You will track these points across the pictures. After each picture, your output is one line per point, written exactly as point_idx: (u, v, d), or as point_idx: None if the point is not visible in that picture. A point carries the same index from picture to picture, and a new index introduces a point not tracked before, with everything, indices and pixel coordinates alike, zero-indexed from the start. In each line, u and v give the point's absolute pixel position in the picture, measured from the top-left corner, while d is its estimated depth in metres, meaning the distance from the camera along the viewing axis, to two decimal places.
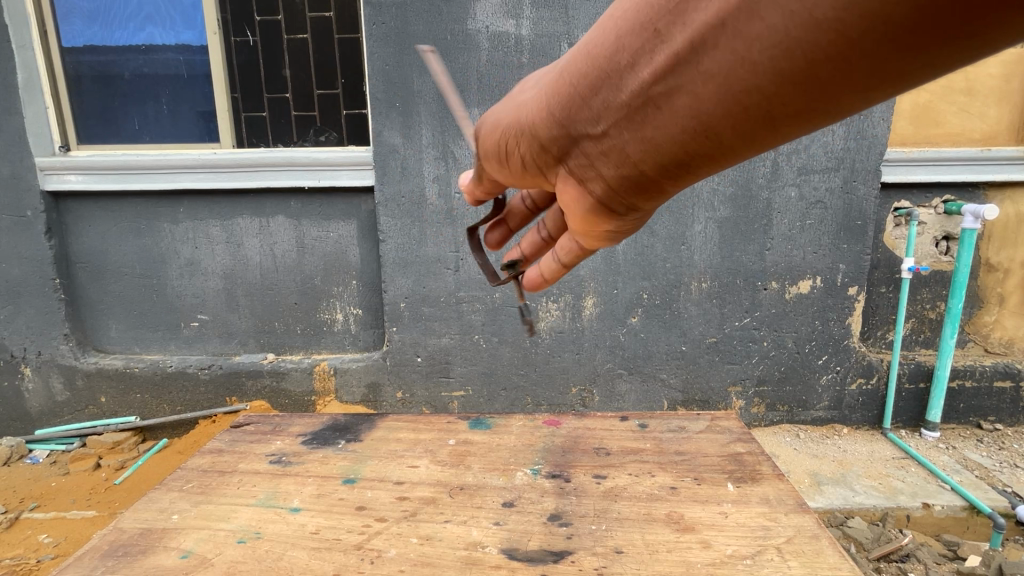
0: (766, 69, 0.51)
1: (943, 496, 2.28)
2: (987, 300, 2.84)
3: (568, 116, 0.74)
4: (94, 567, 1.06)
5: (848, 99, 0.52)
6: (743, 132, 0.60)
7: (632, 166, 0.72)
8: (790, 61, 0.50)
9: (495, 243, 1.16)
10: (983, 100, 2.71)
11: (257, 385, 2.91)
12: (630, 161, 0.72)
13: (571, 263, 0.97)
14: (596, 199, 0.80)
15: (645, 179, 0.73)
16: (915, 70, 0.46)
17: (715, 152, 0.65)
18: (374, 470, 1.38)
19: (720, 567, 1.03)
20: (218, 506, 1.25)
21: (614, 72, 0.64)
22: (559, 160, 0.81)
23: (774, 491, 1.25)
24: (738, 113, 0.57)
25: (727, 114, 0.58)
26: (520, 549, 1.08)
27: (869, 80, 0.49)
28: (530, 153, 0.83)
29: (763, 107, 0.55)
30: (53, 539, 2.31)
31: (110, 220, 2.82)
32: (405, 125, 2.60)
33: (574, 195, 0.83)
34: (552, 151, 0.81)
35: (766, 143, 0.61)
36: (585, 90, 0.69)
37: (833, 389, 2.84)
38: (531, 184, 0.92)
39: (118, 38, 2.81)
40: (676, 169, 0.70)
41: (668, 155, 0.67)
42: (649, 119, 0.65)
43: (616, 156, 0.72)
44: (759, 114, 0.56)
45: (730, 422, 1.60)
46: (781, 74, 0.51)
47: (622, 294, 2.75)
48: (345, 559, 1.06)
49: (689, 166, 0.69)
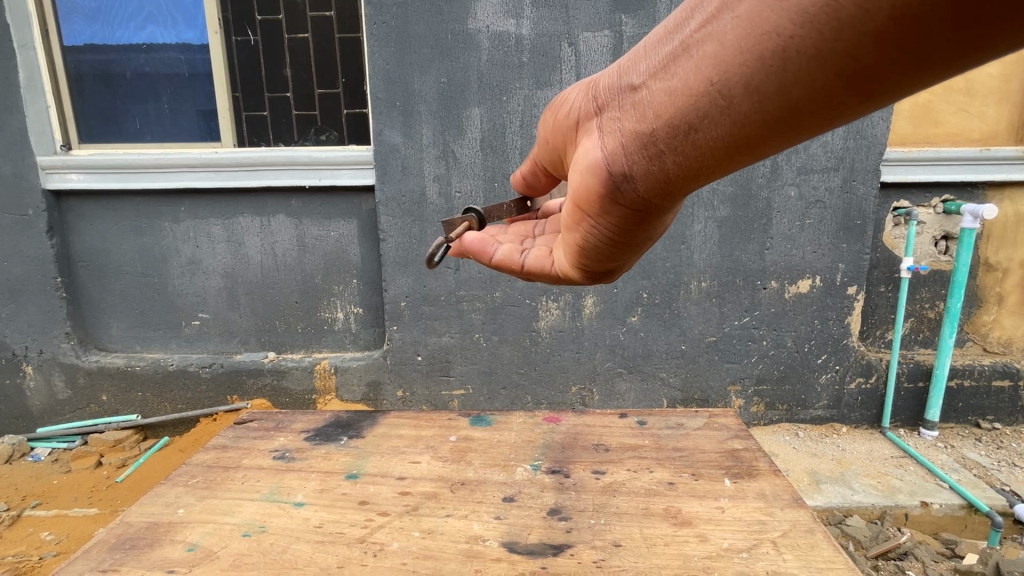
0: (791, 9, 0.58)
1: (941, 495, 2.30)
2: (986, 300, 2.86)
3: (624, 70, 0.83)
4: (103, 559, 1.08)
5: (858, 59, 0.56)
6: (753, 87, 0.64)
7: (646, 122, 0.77)
8: (813, 2, 0.56)
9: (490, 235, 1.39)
10: (982, 101, 2.72)
11: (258, 383, 2.93)
12: (648, 116, 0.77)
13: (528, 270, 1.17)
14: (605, 155, 0.85)
15: (652, 142, 0.78)
16: (923, 17, 0.49)
17: (723, 114, 0.69)
18: (377, 466, 1.40)
19: (717, 560, 1.05)
20: (222, 501, 1.26)
21: (674, 27, 0.74)
22: (595, 116, 0.89)
23: (771, 487, 1.27)
24: (753, 61, 0.63)
25: (745, 59, 0.63)
26: (521, 542, 1.10)
27: (878, 31, 0.53)
28: (579, 103, 0.93)
29: (778, 56, 0.61)
30: (54, 537, 2.32)
31: (112, 218, 2.84)
32: (406, 125, 2.62)
33: (589, 149, 0.88)
34: (595, 105, 0.89)
35: (775, 109, 0.65)
36: (650, 44, 0.80)
37: (832, 388, 2.85)
38: (564, 142, 1.00)
39: (119, 37, 2.82)
40: (683, 135, 0.74)
41: (682, 108, 0.72)
42: (679, 68, 0.72)
43: (639, 108, 0.79)
44: (774, 64, 0.61)
45: (728, 419, 1.61)
46: (802, 14, 0.57)
47: (622, 293, 2.77)
48: (348, 552, 1.08)
49: (697, 131, 0.73)
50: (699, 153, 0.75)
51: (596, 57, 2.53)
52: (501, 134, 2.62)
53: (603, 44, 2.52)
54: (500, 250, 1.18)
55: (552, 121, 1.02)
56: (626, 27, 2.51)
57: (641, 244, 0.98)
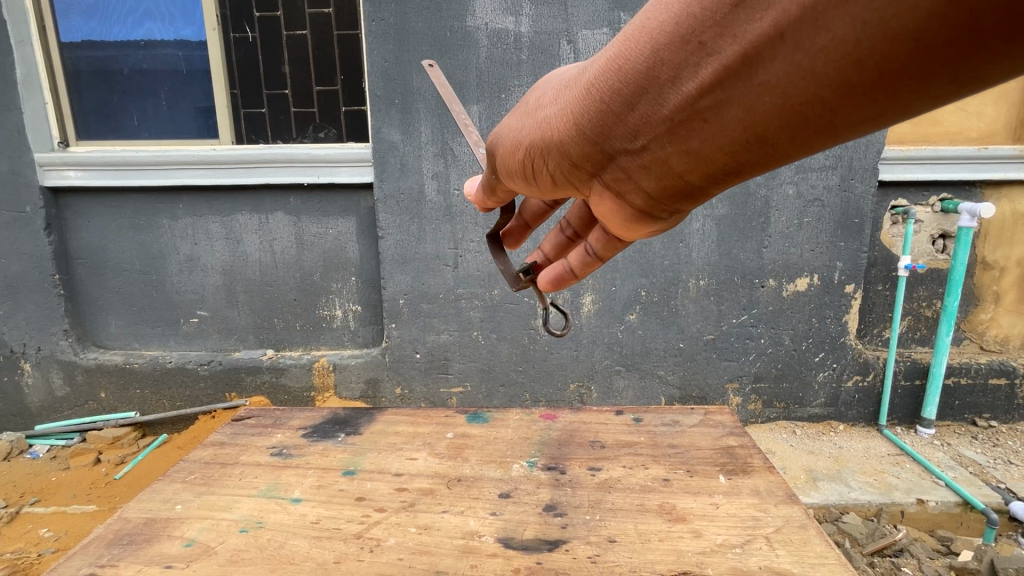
0: (833, 82, 0.51)
1: (937, 492, 2.32)
2: (983, 299, 2.87)
3: (603, 130, 0.74)
4: (101, 555, 1.08)
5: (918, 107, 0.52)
6: (799, 141, 0.59)
7: (675, 178, 0.72)
8: (859, 75, 0.49)
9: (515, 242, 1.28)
10: (981, 100, 2.78)
11: (257, 381, 2.93)
12: (673, 173, 0.71)
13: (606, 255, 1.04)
14: (637, 209, 0.80)
15: (689, 188, 0.73)
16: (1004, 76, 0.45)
17: (766, 160, 0.64)
18: (374, 463, 1.40)
19: (710, 556, 1.05)
20: (220, 497, 1.27)
21: (654, 85, 0.65)
22: (592, 174, 0.81)
23: (765, 483, 1.28)
24: (796, 123, 0.57)
25: (784, 123, 0.58)
26: (517, 538, 1.11)
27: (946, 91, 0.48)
28: (560, 167, 0.84)
29: (826, 117, 0.55)
30: (53, 534, 2.33)
31: (110, 216, 2.84)
32: (404, 122, 2.61)
33: (612, 208, 0.83)
34: (585, 166, 0.80)
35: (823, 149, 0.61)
36: (623, 104, 0.69)
37: (830, 386, 2.87)
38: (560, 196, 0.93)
39: (117, 33, 2.81)
40: (725, 179, 0.70)
41: (715, 166, 0.67)
42: (695, 131, 0.65)
43: (658, 167, 0.72)
44: (822, 123, 0.56)
45: (724, 416, 1.62)
46: (847, 85, 0.51)
47: (621, 291, 2.77)
48: (345, 547, 1.08)
49: (739, 176, 0.68)
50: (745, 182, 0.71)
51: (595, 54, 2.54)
52: None
53: (602, 42, 2.52)
54: (573, 263, 1.08)
55: (532, 182, 0.93)
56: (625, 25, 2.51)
57: None
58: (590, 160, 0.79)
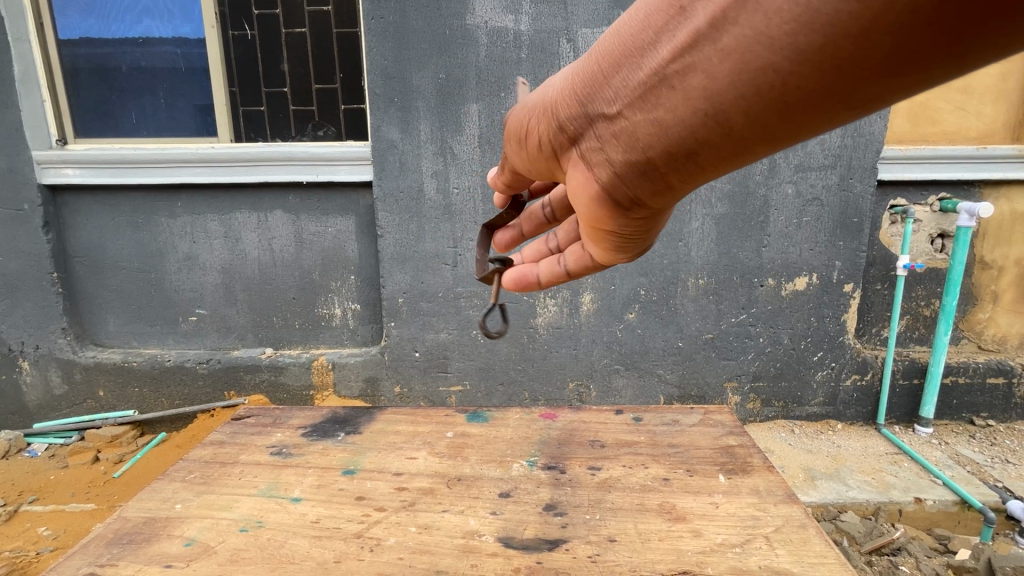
0: (785, 46, 0.54)
1: (935, 491, 2.33)
2: (981, 298, 2.87)
3: (590, 96, 0.77)
4: (101, 554, 1.08)
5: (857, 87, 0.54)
6: (752, 116, 0.61)
7: (640, 151, 0.74)
8: (807, 41, 0.52)
9: (504, 243, 1.32)
10: (980, 99, 2.75)
11: (255, 379, 2.93)
12: (638, 145, 0.73)
13: (574, 273, 1.10)
14: (602, 185, 0.82)
15: (652, 166, 0.75)
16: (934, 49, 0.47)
17: (723, 140, 0.66)
18: (374, 462, 1.40)
19: (710, 555, 1.05)
20: (220, 496, 1.27)
21: (636, 51, 0.68)
22: (571, 145, 0.84)
23: (765, 482, 1.28)
24: (750, 95, 0.59)
25: (740, 93, 0.60)
26: (517, 538, 1.11)
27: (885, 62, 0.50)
28: (545, 133, 0.86)
29: (777, 90, 0.57)
30: (52, 532, 2.33)
31: (108, 214, 2.83)
32: (403, 121, 2.61)
33: (582, 180, 0.84)
34: (565, 135, 0.83)
35: (775, 131, 0.63)
36: (607, 68, 0.73)
37: (828, 385, 2.87)
38: (544, 168, 0.95)
39: (115, 30, 2.80)
40: (684, 157, 0.71)
41: (676, 137, 0.69)
42: (662, 99, 0.67)
43: (626, 138, 0.74)
44: (771, 97, 0.58)
45: (723, 415, 1.62)
46: (797, 53, 0.53)
47: (620, 290, 2.78)
48: (345, 547, 1.08)
49: (697, 154, 0.70)
50: (701, 169, 0.72)
51: None
52: (499, 130, 2.61)
53: None
54: (542, 271, 1.13)
55: (524, 149, 0.96)
56: None
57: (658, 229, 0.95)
58: (570, 127, 0.82)
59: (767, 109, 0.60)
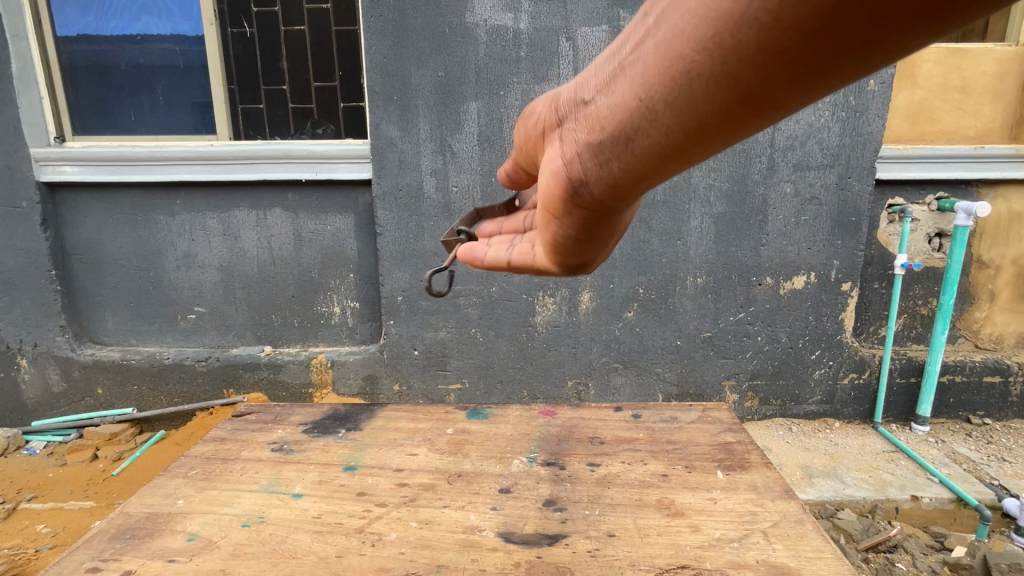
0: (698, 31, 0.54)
1: (932, 489, 2.35)
2: (978, 297, 2.89)
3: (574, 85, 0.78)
4: (103, 549, 1.09)
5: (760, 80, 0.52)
6: (672, 105, 0.59)
7: (586, 136, 0.72)
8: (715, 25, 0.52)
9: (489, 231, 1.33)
10: (977, 99, 2.78)
11: (254, 377, 2.94)
12: (590, 130, 0.72)
13: (519, 266, 1.10)
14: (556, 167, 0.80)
15: (592, 154, 0.73)
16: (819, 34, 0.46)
17: (649, 130, 0.64)
18: (375, 458, 1.41)
19: (708, 550, 1.06)
20: (222, 492, 1.27)
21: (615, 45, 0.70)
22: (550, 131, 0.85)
23: (762, 478, 1.29)
24: (669, 81, 0.58)
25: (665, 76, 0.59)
26: (517, 533, 1.12)
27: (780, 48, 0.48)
28: (538, 116, 0.87)
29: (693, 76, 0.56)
30: (50, 529, 2.34)
31: (106, 211, 2.83)
32: (403, 119, 2.61)
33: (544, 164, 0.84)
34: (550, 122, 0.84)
35: (696, 125, 0.60)
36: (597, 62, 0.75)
37: (826, 384, 2.88)
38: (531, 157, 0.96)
39: (113, 27, 2.80)
40: (618, 147, 0.68)
41: (615, 120, 0.67)
42: (615, 85, 0.67)
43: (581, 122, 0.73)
44: (684, 85, 0.57)
45: (721, 413, 1.63)
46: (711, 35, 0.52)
47: (619, 288, 2.79)
48: (347, 542, 1.09)
49: (631, 144, 0.67)
50: (634, 165, 0.69)
51: (595, 52, 2.54)
52: (498, 129, 2.62)
53: (601, 39, 2.52)
54: (491, 255, 1.14)
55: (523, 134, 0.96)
56: (625, 22, 2.50)
57: (607, 240, 0.90)
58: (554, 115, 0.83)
59: (702, 104, 0.57)
